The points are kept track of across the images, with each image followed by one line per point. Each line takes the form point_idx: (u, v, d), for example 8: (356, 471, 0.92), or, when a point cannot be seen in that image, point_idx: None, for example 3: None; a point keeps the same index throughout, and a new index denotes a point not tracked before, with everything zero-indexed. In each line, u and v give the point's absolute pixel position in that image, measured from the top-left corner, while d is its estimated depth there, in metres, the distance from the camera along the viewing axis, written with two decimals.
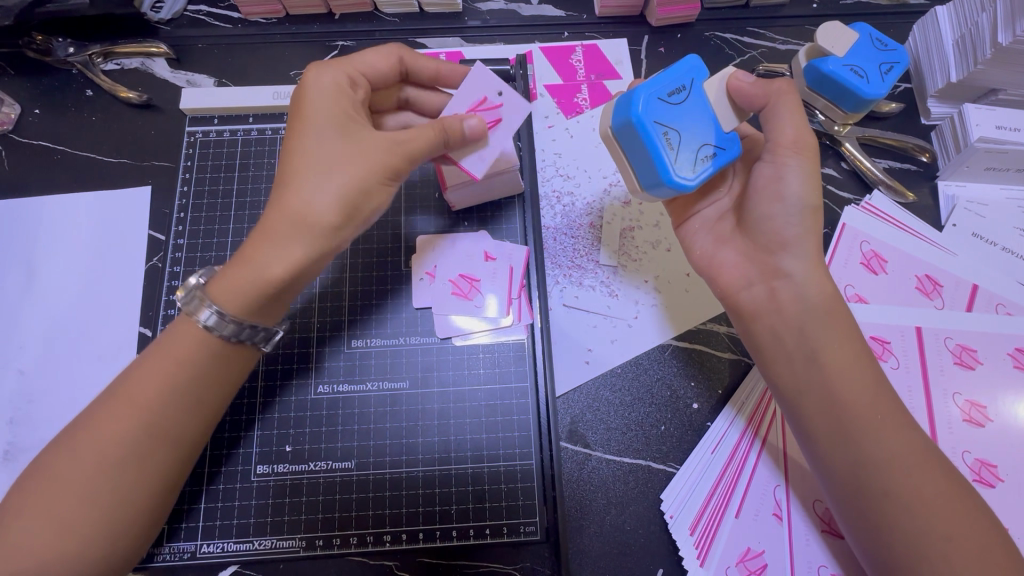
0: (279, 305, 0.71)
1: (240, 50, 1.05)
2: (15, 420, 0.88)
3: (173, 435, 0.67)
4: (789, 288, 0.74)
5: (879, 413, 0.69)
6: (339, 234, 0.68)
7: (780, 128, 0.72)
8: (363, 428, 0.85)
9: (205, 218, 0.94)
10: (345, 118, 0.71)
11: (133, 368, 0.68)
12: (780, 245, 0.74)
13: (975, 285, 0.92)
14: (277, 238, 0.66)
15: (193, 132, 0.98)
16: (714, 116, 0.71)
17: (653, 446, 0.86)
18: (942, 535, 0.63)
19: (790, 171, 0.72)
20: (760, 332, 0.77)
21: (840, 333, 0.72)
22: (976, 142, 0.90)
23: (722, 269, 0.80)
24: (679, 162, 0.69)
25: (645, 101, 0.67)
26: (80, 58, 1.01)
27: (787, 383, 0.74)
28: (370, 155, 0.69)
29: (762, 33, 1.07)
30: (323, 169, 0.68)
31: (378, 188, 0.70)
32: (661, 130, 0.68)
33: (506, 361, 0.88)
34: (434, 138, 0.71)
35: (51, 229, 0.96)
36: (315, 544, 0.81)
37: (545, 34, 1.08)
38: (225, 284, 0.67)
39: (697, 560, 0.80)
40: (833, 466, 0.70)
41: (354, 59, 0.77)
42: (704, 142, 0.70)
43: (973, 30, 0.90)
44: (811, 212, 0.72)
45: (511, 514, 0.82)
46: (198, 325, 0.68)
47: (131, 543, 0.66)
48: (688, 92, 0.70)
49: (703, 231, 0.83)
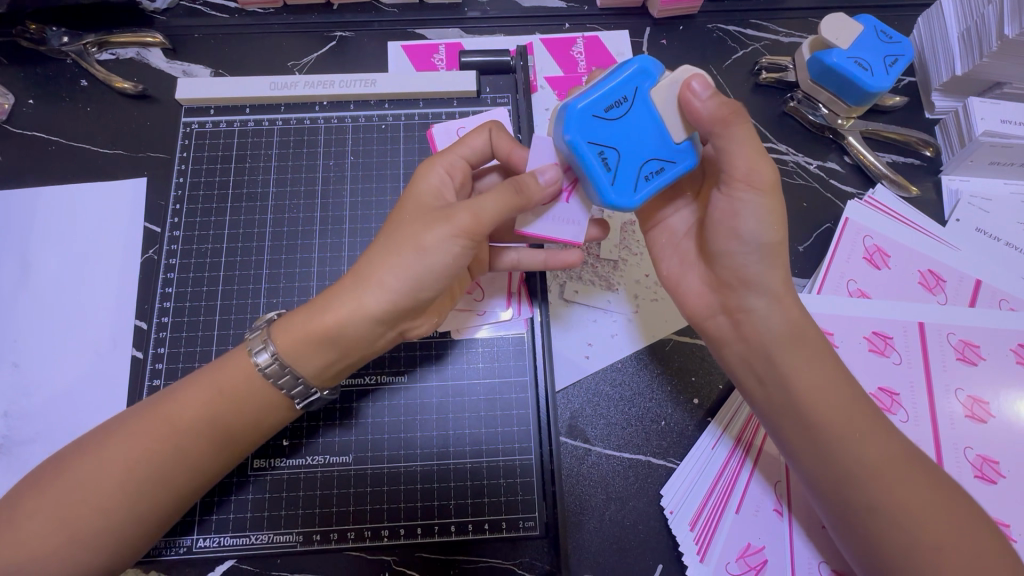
0: (322, 360, 0.69)
1: (237, 40, 1.04)
2: (8, 413, 0.87)
3: (201, 467, 0.69)
4: (752, 322, 0.71)
5: (854, 429, 0.68)
6: (393, 295, 0.67)
7: (734, 159, 0.65)
8: (361, 423, 0.84)
9: (201, 210, 0.93)
10: (428, 194, 0.72)
11: (182, 385, 0.71)
12: (744, 283, 0.71)
13: (978, 280, 0.91)
14: (352, 304, 0.67)
15: (189, 123, 0.96)
16: (662, 126, 0.65)
17: (653, 441, 0.85)
18: (933, 546, 0.63)
19: (746, 207, 0.67)
20: (731, 359, 0.76)
21: (810, 355, 0.71)
22: (980, 136, 0.89)
23: (686, 296, 0.78)
24: (616, 182, 0.65)
25: (579, 116, 0.63)
26: (74, 47, 0.99)
27: (763, 403, 0.73)
28: (436, 217, 0.67)
29: (765, 25, 1.06)
30: (396, 236, 0.68)
31: (441, 246, 0.66)
32: (597, 149, 0.64)
33: (506, 355, 0.87)
34: (505, 194, 0.66)
35: (45, 220, 0.95)
36: (312, 539, 0.80)
37: (546, 26, 1.06)
38: (288, 325, 0.69)
39: (697, 556, 0.79)
40: (819, 483, 0.70)
41: (455, 146, 0.76)
42: (648, 160, 0.65)
43: (979, 23, 0.89)
44: (771, 250, 0.68)
45: (510, 510, 0.81)
46: (249, 357, 0.70)
47: (126, 551, 0.67)
48: (633, 101, 0.64)
49: (669, 251, 0.80)
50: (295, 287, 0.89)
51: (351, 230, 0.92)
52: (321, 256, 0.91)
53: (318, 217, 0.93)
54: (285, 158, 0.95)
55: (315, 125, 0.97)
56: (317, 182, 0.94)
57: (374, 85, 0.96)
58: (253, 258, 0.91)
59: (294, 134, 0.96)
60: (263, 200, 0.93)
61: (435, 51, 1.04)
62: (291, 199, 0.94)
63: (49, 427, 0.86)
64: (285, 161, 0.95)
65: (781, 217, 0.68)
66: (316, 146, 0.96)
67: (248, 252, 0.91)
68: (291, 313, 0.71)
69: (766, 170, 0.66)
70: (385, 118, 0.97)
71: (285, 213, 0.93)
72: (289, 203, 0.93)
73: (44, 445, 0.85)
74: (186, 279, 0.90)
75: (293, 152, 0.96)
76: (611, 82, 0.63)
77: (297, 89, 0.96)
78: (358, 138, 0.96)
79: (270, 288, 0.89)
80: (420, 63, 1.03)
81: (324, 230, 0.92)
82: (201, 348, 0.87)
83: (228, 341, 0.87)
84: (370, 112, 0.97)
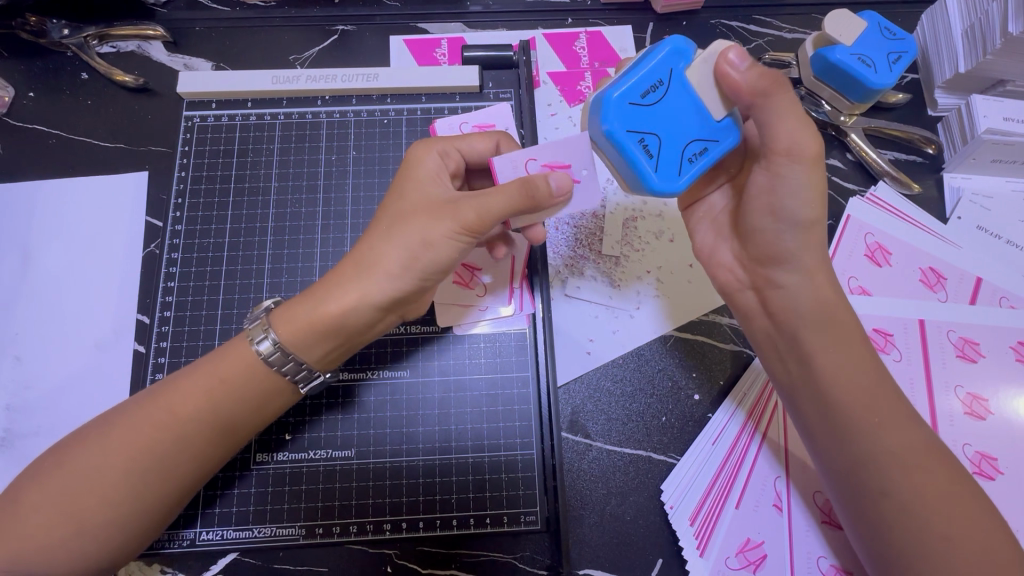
0: (327, 346, 0.70)
1: (239, 34, 1.03)
2: (11, 407, 0.87)
3: (205, 455, 0.69)
4: (784, 295, 0.72)
5: (874, 413, 0.68)
6: (396, 284, 0.68)
7: (776, 132, 0.65)
8: (364, 418, 0.84)
9: (203, 205, 0.93)
10: (428, 180, 0.71)
11: (182, 373, 0.71)
12: (776, 257, 0.71)
13: (979, 278, 0.92)
14: (357, 292, 0.67)
15: (191, 116, 0.96)
16: (701, 105, 0.64)
17: (653, 437, 0.86)
18: (941, 535, 0.64)
19: (783, 182, 0.67)
20: (757, 332, 0.77)
21: (838, 340, 0.70)
22: (982, 134, 0.89)
23: (718, 268, 0.79)
24: (661, 167, 0.63)
25: (617, 105, 0.62)
26: (74, 40, 0.99)
27: (785, 380, 0.75)
28: (442, 211, 0.67)
29: (769, 21, 1.06)
30: (398, 225, 0.68)
31: (446, 242, 0.67)
32: (637, 135, 0.62)
33: (507, 350, 0.88)
34: (512, 194, 0.65)
35: (46, 213, 0.95)
36: (315, 532, 0.81)
37: (549, 20, 1.06)
38: (288, 313, 0.69)
39: (697, 551, 0.80)
40: (832, 465, 0.70)
41: (455, 137, 0.76)
42: (691, 139, 0.64)
43: (983, 20, 0.88)
44: (808, 225, 0.68)
45: (511, 504, 0.82)
46: (250, 346, 0.70)
47: (132, 541, 0.67)
48: (670, 83, 0.63)
49: (704, 223, 0.81)
50: (298, 282, 0.89)
51: (354, 224, 0.92)
52: (323, 251, 0.91)
53: (320, 212, 0.93)
54: (287, 153, 0.95)
55: (317, 119, 0.97)
56: (319, 177, 0.94)
57: (377, 79, 0.96)
58: (255, 253, 0.91)
59: (296, 129, 0.96)
60: (265, 194, 0.93)
61: (437, 45, 1.03)
62: (293, 193, 0.93)
63: (51, 421, 0.87)
64: (287, 156, 0.95)
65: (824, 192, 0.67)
66: (318, 141, 0.96)
67: (250, 247, 0.91)
68: (292, 300, 0.71)
69: (809, 141, 0.65)
70: (387, 113, 0.97)
71: (287, 207, 0.93)
72: (291, 198, 0.93)
73: (46, 438, 0.86)
74: (188, 273, 0.90)
75: (296, 146, 0.95)
76: (646, 65, 0.62)
77: (299, 83, 0.96)
78: (359, 132, 0.96)
79: (272, 282, 0.89)
80: (422, 57, 1.03)
81: (326, 225, 0.92)
82: (203, 341, 0.87)
83: (230, 335, 0.87)
84: (372, 106, 0.97)
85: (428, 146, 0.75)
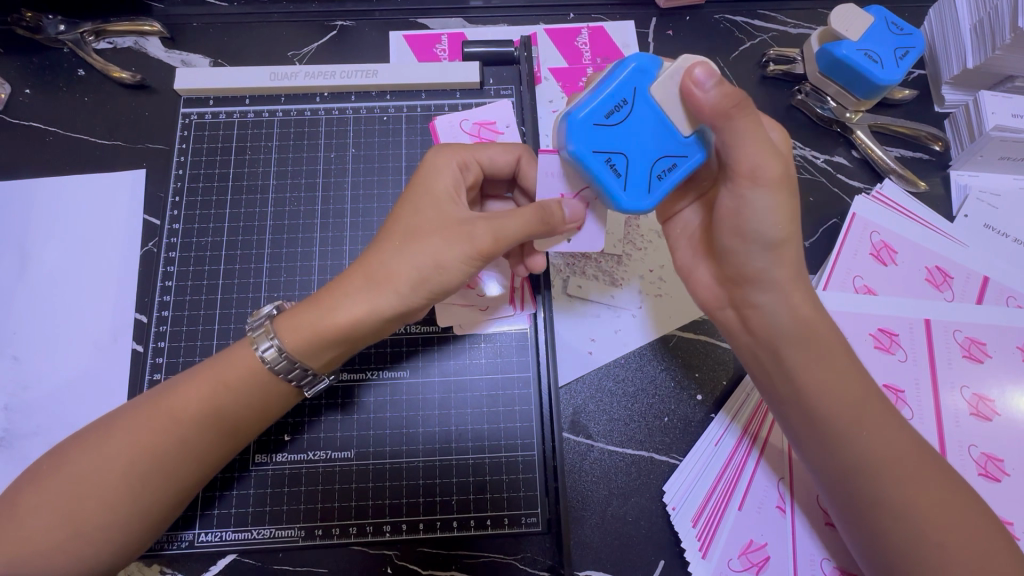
0: (334, 352, 0.69)
1: (237, 29, 1.02)
2: (9, 407, 0.87)
3: (205, 457, 0.68)
4: (759, 318, 0.71)
5: (864, 423, 0.68)
6: (406, 300, 0.67)
7: (740, 156, 0.62)
8: (364, 419, 0.84)
9: (201, 203, 0.92)
10: (445, 191, 0.70)
11: (183, 376, 0.70)
12: (749, 279, 0.70)
13: (985, 277, 0.90)
14: (372, 310, 0.66)
15: (188, 114, 0.95)
16: (667, 123, 0.61)
17: (655, 437, 0.85)
18: (938, 543, 0.63)
19: (753, 203, 0.64)
20: (740, 348, 0.75)
21: (819, 354, 0.69)
22: (991, 131, 0.88)
23: (697, 287, 0.77)
24: (630, 186, 0.62)
25: (580, 126, 0.60)
26: (70, 36, 0.98)
27: (771, 393, 0.74)
28: (457, 233, 0.66)
29: (772, 16, 1.04)
30: (410, 241, 0.67)
31: (459, 267, 0.66)
32: (604, 156, 0.61)
33: (508, 350, 0.87)
34: (531, 222, 0.65)
35: (43, 212, 0.94)
36: (314, 534, 0.80)
37: (549, 16, 1.05)
38: (294, 319, 0.68)
39: (699, 552, 0.79)
40: (824, 475, 0.69)
41: (475, 147, 0.75)
42: (659, 156, 0.62)
43: (992, 14, 0.87)
44: (777, 245, 0.66)
45: (512, 506, 0.81)
46: (255, 353, 0.69)
47: (123, 549, 0.66)
48: (634, 101, 0.61)
49: (681, 243, 0.79)
50: (296, 281, 0.88)
51: (352, 223, 0.91)
52: (322, 250, 0.90)
53: (319, 210, 0.92)
54: (286, 150, 0.94)
55: (315, 116, 0.95)
56: (318, 175, 0.93)
57: (376, 75, 0.95)
58: (254, 252, 0.90)
59: (295, 126, 0.95)
60: (264, 192, 0.92)
61: (437, 41, 1.02)
62: (292, 191, 0.92)
63: (49, 421, 0.86)
64: (285, 154, 0.94)
65: (792, 212, 0.65)
66: (317, 138, 0.95)
67: (248, 246, 0.90)
68: (296, 308, 0.70)
69: (773, 164, 0.63)
70: (386, 110, 0.96)
71: (285, 206, 0.92)
72: (290, 196, 0.92)
73: (44, 438, 0.85)
74: (186, 271, 0.89)
75: (295, 144, 0.94)
76: (609, 86, 0.60)
77: (298, 79, 0.95)
78: (359, 130, 0.95)
79: (270, 282, 0.89)
80: (422, 53, 1.02)
81: (325, 224, 0.91)
82: (202, 341, 0.86)
83: (230, 335, 0.87)
84: (371, 103, 0.96)
85: (446, 156, 0.72)
